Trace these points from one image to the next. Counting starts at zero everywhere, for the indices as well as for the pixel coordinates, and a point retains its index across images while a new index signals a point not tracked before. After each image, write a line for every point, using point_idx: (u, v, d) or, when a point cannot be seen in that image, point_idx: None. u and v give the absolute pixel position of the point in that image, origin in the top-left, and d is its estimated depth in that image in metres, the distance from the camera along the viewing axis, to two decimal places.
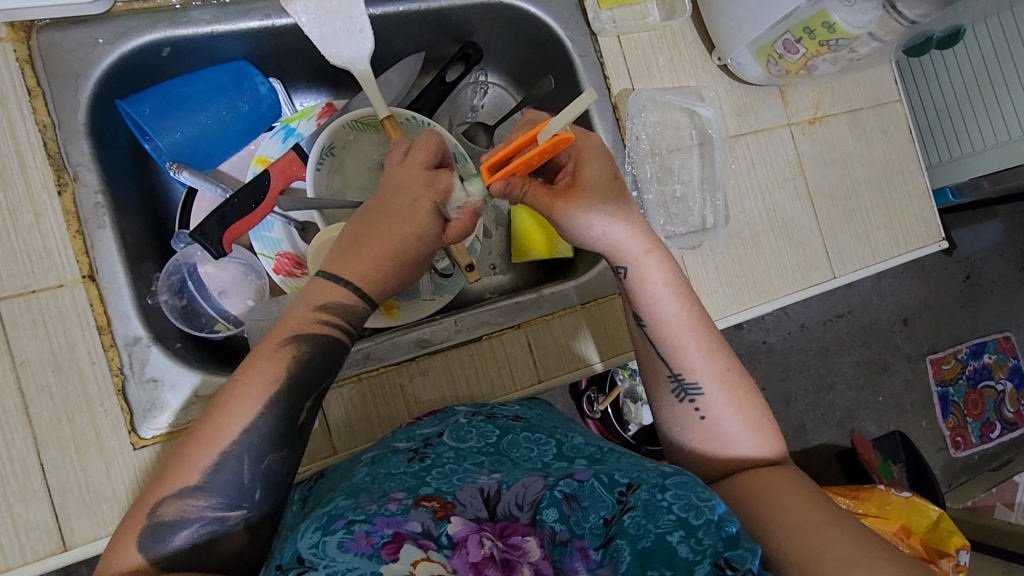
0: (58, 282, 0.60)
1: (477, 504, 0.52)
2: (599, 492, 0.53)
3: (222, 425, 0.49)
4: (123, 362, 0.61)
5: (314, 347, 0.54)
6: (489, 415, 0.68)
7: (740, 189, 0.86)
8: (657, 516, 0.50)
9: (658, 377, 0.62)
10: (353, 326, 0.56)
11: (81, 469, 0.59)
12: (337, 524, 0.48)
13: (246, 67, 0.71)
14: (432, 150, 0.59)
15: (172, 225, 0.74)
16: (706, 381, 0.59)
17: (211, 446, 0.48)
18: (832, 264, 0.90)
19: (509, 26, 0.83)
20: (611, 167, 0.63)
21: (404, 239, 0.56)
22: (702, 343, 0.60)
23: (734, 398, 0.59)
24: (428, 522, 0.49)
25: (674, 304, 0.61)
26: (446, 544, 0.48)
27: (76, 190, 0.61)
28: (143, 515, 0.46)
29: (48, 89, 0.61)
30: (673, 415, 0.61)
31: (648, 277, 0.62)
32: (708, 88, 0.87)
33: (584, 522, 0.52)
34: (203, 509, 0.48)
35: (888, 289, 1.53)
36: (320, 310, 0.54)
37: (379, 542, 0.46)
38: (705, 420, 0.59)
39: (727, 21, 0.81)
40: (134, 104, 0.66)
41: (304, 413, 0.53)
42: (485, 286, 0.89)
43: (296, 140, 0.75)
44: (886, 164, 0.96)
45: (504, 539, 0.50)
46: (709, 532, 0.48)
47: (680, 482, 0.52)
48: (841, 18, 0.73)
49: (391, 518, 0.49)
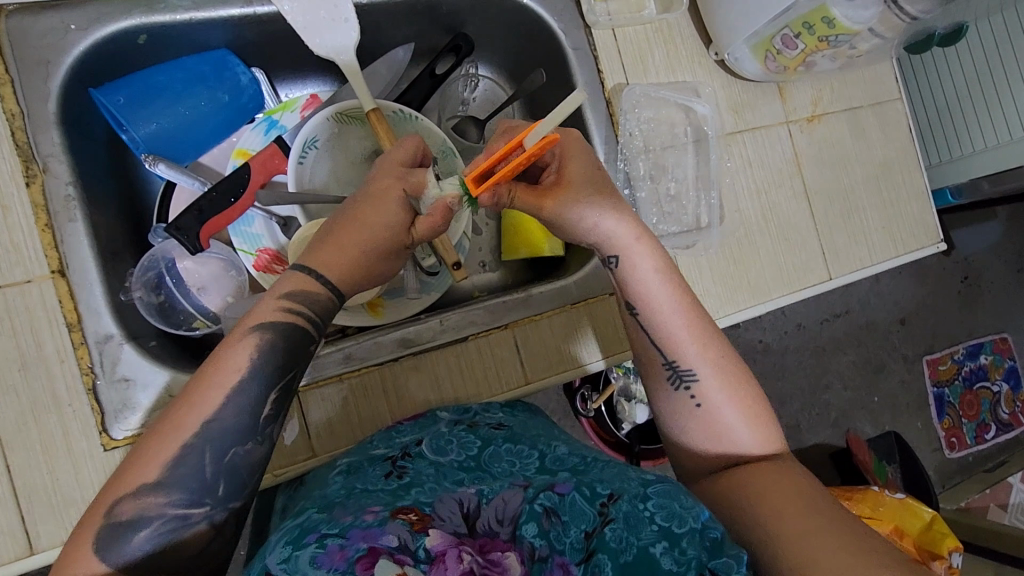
0: (26, 277, 0.58)
1: (457, 519, 0.50)
2: (579, 504, 0.52)
3: (188, 419, 0.47)
4: (93, 361, 0.59)
5: (279, 336, 0.51)
6: (471, 424, 0.67)
7: (736, 188, 0.84)
8: (639, 528, 0.49)
9: (652, 366, 0.60)
10: (318, 316, 0.54)
11: (50, 471, 0.57)
12: (309, 539, 0.47)
13: (227, 56, 0.68)
14: (411, 149, 0.59)
15: (150, 219, 0.72)
16: (701, 368, 0.58)
17: (175, 438, 0.46)
18: (828, 265, 0.89)
19: (500, 17, 0.80)
20: (594, 160, 0.62)
21: (372, 227, 0.55)
22: (695, 328, 0.59)
23: (729, 387, 0.58)
24: (404, 536, 0.46)
25: (666, 290, 0.60)
26: (423, 559, 0.45)
27: (46, 182, 0.59)
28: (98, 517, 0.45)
29: (16, 76, 0.59)
30: (667, 405, 0.59)
31: (635, 265, 0.60)
32: (704, 84, 0.85)
33: (565, 538, 0.50)
34: (166, 508, 0.46)
35: (885, 289, 1.52)
36: (286, 298, 0.53)
37: (354, 556, 0.44)
38: (702, 408, 0.58)
39: (726, 15, 0.79)
40: (108, 93, 0.64)
41: (269, 405, 0.50)
42: (474, 284, 0.87)
43: (278, 132, 0.73)
44: (885, 163, 0.94)
45: (484, 555, 0.47)
46: (693, 541, 0.46)
47: (662, 491, 0.51)
48: (841, 13, 0.71)
49: (367, 532, 0.46)
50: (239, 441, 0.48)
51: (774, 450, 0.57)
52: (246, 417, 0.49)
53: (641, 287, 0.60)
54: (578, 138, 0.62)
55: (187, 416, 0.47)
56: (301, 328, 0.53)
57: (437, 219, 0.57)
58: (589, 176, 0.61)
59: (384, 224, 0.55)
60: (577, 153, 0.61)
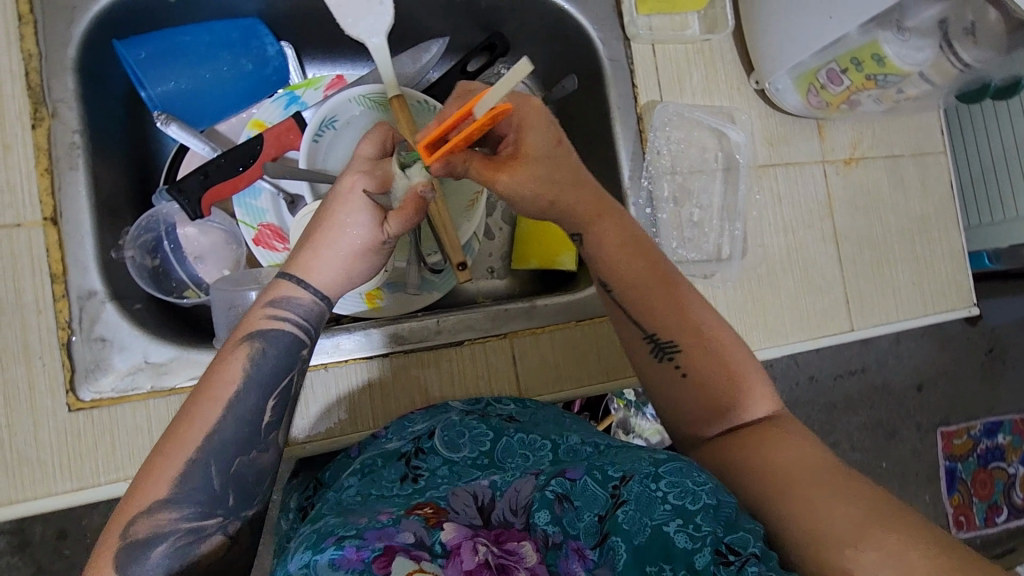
0: (16, 221, 0.56)
1: (470, 512, 0.48)
2: (591, 488, 0.47)
3: (188, 436, 0.46)
4: (72, 316, 0.56)
5: (270, 344, 0.50)
6: (483, 415, 0.63)
7: (762, 222, 0.80)
8: (651, 508, 0.44)
9: (632, 340, 0.57)
10: (306, 319, 0.52)
11: (8, 424, 0.54)
12: (326, 542, 0.43)
13: (257, 25, 0.67)
14: (377, 140, 0.56)
15: (157, 181, 0.70)
16: (681, 338, 0.55)
17: (178, 455, 0.45)
18: (851, 315, 0.84)
19: (538, 20, 0.78)
20: (554, 129, 0.55)
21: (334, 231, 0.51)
22: (671, 295, 0.56)
23: (714, 353, 0.55)
24: (420, 532, 0.44)
25: (635, 258, 0.57)
26: (440, 553, 0.43)
27: (53, 126, 0.57)
28: (115, 535, 0.44)
29: (40, 18, 0.58)
30: (653, 379, 0.56)
31: (603, 238, 0.57)
32: (740, 111, 0.82)
33: (578, 523, 0.46)
34: (175, 521, 0.45)
35: (905, 352, 1.45)
36: (269, 306, 0.50)
37: (370, 556, 0.41)
38: (689, 378, 0.54)
39: (770, 43, 0.76)
40: (130, 47, 0.62)
41: (269, 413, 0.49)
42: (479, 289, 0.84)
43: (298, 108, 0.71)
44: (921, 217, 0.90)
45: (499, 545, 0.45)
46: (707, 517, 0.43)
47: (676, 468, 0.46)
48: (892, 52, 0.68)
49: (382, 531, 0.44)
50: (242, 450, 0.47)
51: (771, 409, 0.53)
52: (249, 425, 0.48)
53: (620, 254, 0.57)
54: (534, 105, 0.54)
55: (186, 436, 0.46)
56: (290, 332, 0.51)
57: (410, 212, 0.52)
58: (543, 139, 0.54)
59: (349, 225, 0.51)
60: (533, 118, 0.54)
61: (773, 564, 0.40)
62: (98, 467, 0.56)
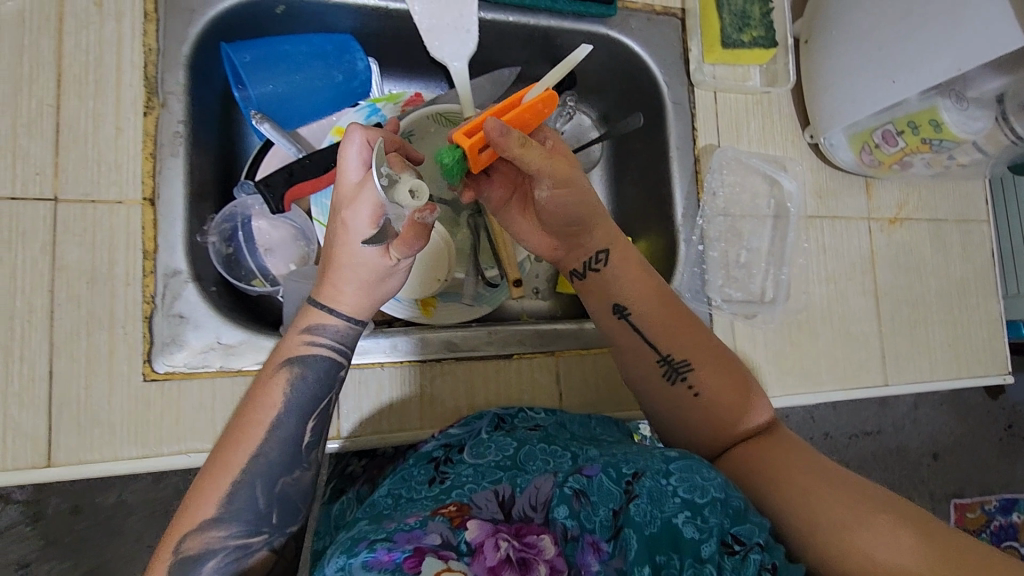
0: (118, 198, 0.59)
1: (493, 507, 0.51)
2: (606, 484, 0.50)
3: (235, 455, 0.51)
4: (156, 291, 0.60)
5: (307, 368, 0.55)
6: (510, 429, 0.64)
7: (808, 271, 0.83)
8: (663, 502, 0.48)
9: (646, 363, 0.62)
10: (340, 344, 0.56)
11: (86, 387, 0.57)
12: (359, 546, 0.46)
13: (351, 41, 0.72)
14: (354, 161, 0.53)
15: (239, 174, 0.75)
16: (692, 358, 0.61)
17: (226, 476, 0.50)
18: (887, 370, 0.85)
19: (609, 58, 0.82)
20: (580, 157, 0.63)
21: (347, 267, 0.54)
22: (679, 320, 0.62)
23: (720, 373, 0.60)
24: (445, 533, 0.47)
25: (645, 283, 0.63)
26: (465, 552, 0.46)
27: (161, 115, 0.61)
28: (169, 550, 0.49)
29: (163, 17, 0.62)
30: (666, 400, 0.61)
31: (623, 257, 0.64)
32: (793, 161, 0.85)
33: (594, 517, 0.48)
34: (225, 538, 0.50)
35: (921, 418, 1.43)
36: (305, 334, 0.55)
37: (401, 557, 0.43)
38: (701, 398, 0.60)
39: (829, 100, 0.80)
40: (236, 49, 0.67)
41: (309, 433, 0.54)
42: (524, 308, 0.86)
43: (377, 120, 0.74)
44: (961, 283, 0.91)
45: (519, 539, 0.47)
46: (716, 510, 0.47)
47: (685, 465, 0.50)
48: (951, 119, 0.70)
49: (410, 534, 0.46)
50: (286, 470, 0.52)
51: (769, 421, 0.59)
52: (293, 445, 0.53)
53: (636, 275, 0.63)
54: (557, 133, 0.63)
55: (232, 455, 0.51)
56: (328, 358, 0.56)
57: (411, 238, 0.52)
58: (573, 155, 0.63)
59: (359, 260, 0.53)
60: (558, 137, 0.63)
61: (776, 554, 0.46)
62: (162, 437, 0.58)
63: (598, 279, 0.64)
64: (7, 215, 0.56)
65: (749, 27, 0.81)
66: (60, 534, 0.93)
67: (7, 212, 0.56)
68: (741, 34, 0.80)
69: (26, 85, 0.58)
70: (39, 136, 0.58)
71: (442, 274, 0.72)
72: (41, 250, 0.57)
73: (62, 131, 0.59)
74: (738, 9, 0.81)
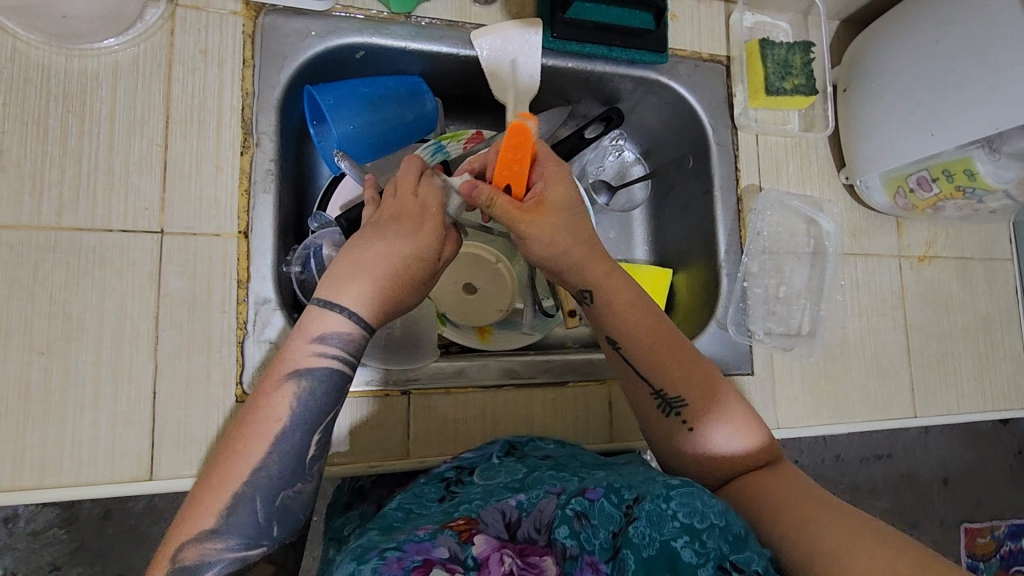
0: (216, 231, 0.64)
1: (499, 526, 0.53)
2: (607, 508, 0.52)
3: (237, 469, 0.52)
4: (248, 318, 0.64)
5: (314, 381, 0.56)
6: (521, 455, 0.67)
7: (843, 307, 0.87)
8: (662, 524, 0.49)
9: (641, 396, 0.65)
10: (348, 353, 0.57)
11: (184, 407, 0.61)
12: (370, 554, 0.49)
13: (421, 83, 0.77)
14: (414, 170, 0.64)
15: (311, 206, 0.79)
16: (687, 393, 0.63)
17: (225, 488, 0.51)
18: (916, 403, 0.89)
19: (657, 101, 0.87)
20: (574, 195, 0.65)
21: (387, 264, 0.59)
22: (678, 353, 0.64)
23: (713, 408, 0.63)
24: (454, 546, 0.50)
25: (642, 319, 0.65)
26: (471, 566, 0.48)
27: (255, 154, 0.66)
28: (167, 557, 0.49)
29: (258, 63, 0.68)
30: (661, 431, 0.64)
31: (613, 295, 0.65)
32: (830, 203, 0.89)
33: (594, 539, 0.50)
34: (221, 551, 0.50)
35: (932, 442, 1.45)
36: (315, 345, 0.56)
37: (410, 565, 0.47)
38: (694, 431, 0.62)
39: (867, 146, 0.84)
40: (321, 92, 0.71)
41: (312, 448, 0.55)
42: (567, 336, 0.86)
43: (442, 156, 0.79)
44: (987, 318, 0.95)
45: (522, 558, 0.50)
46: (713, 535, 0.48)
47: (685, 491, 0.51)
48: (985, 169, 0.75)
49: (420, 545, 0.50)
50: (287, 483, 0.54)
51: (766, 454, 0.61)
52: (295, 459, 0.54)
53: (633, 311, 0.65)
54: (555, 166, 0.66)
55: (234, 467, 0.52)
56: (336, 371, 0.57)
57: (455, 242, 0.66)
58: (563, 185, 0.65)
59: (403, 255, 0.59)
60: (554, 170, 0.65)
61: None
62: None
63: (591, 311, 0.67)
64: (119, 246, 0.61)
65: (791, 75, 0.84)
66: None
67: (119, 244, 0.61)
68: (784, 82, 0.84)
69: (138, 126, 0.63)
70: (148, 174, 0.63)
71: (504, 305, 0.78)
72: (148, 279, 0.62)
73: (168, 168, 0.64)
74: (782, 58, 0.84)
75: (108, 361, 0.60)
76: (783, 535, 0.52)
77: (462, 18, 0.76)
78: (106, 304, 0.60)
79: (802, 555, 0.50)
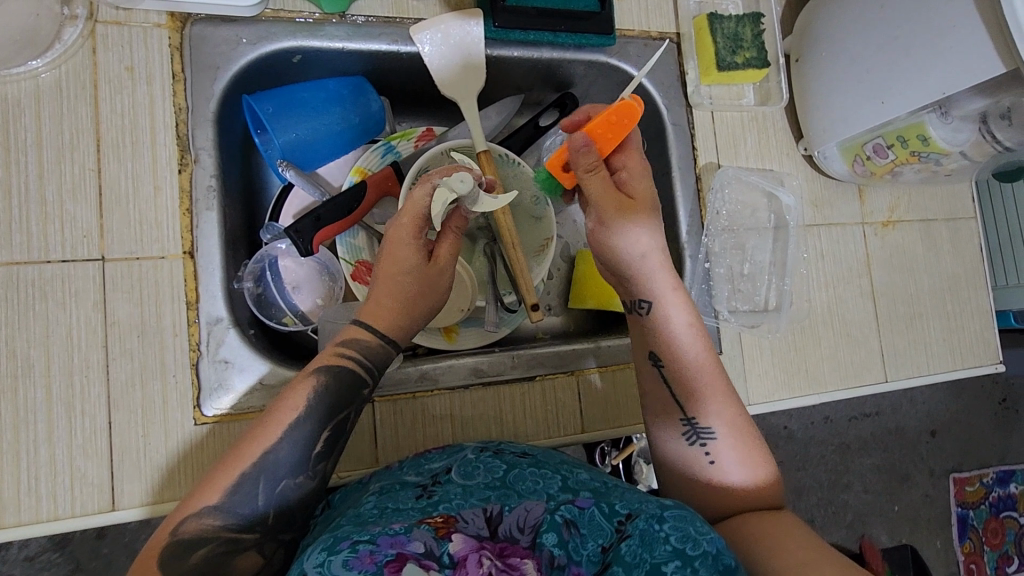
0: (160, 254, 0.63)
1: (479, 522, 0.51)
2: (597, 519, 0.53)
3: (252, 449, 0.55)
4: (201, 339, 0.63)
5: (332, 378, 0.59)
6: (497, 450, 0.63)
7: (809, 278, 0.87)
8: (654, 547, 0.49)
9: (668, 419, 0.66)
10: (368, 360, 0.62)
11: (143, 435, 0.60)
12: (342, 545, 0.46)
13: (365, 83, 0.75)
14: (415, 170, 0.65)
15: (263, 217, 0.78)
16: (717, 427, 0.64)
17: (234, 468, 0.54)
18: (887, 367, 0.90)
19: (610, 84, 0.86)
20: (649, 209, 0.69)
21: (395, 278, 0.62)
22: (717, 386, 0.65)
23: (741, 448, 0.63)
24: (430, 542, 0.48)
25: (693, 346, 0.67)
26: (447, 564, 0.46)
27: (194, 171, 0.65)
28: (169, 528, 0.51)
29: (189, 76, 0.66)
30: (680, 458, 0.64)
31: (668, 316, 0.67)
32: (790, 176, 0.89)
33: (582, 550, 0.51)
34: (218, 528, 0.52)
35: (916, 399, 1.46)
36: (336, 346, 0.61)
37: (383, 561, 0.45)
38: (714, 464, 0.62)
39: (822, 117, 0.84)
40: (259, 101, 0.70)
41: (321, 442, 0.57)
42: (539, 326, 0.88)
43: (393, 157, 0.78)
44: (953, 278, 0.95)
45: (502, 559, 0.48)
46: (705, 563, 0.47)
47: (679, 515, 0.51)
48: (938, 135, 0.75)
49: (394, 539, 0.47)
50: (291, 474, 0.55)
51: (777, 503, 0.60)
52: (298, 450, 0.56)
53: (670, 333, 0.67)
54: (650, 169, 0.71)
55: (247, 448, 0.54)
56: (352, 372, 0.60)
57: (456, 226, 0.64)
58: (648, 205, 0.69)
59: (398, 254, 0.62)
60: (646, 176, 0.70)
61: None
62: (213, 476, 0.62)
63: (637, 324, 0.69)
64: (59, 277, 0.60)
65: (742, 48, 0.83)
66: (86, 559, 0.98)
67: (61, 275, 0.60)
68: (735, 56, 0.83)
69: (68, 152, 0.62)
70: (83, 201, 0.62)
71: (464, 304, 0.76)
72: (94, 308, 0.60)
73: (104, 193, 0.62)
74: (731, 32, 0.83)
75: (59, 396, 0.59)
76: (757, 554, 0.53)
77: (399, 13, 0.74)
78: (52, 338, 0.59)
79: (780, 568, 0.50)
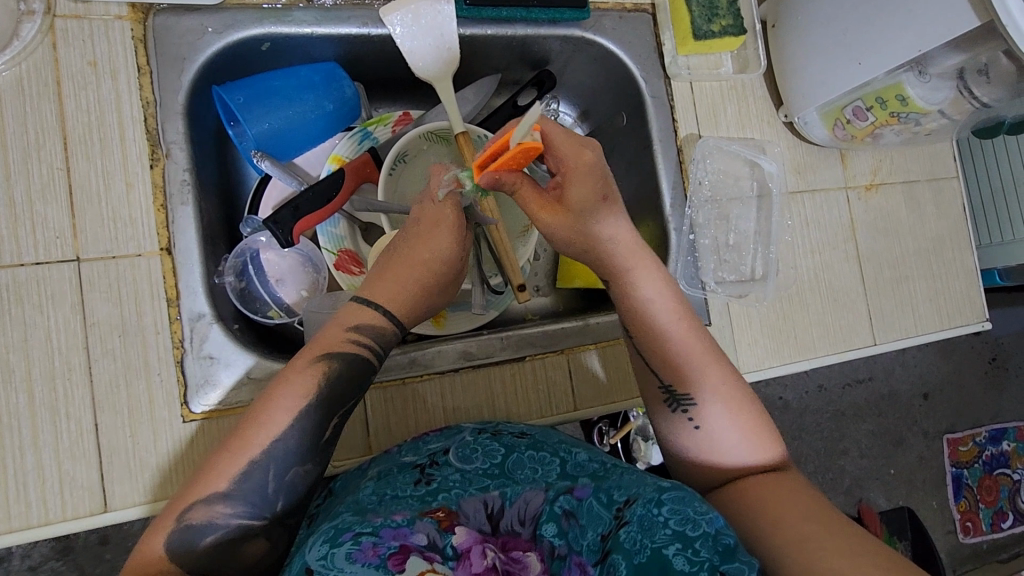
0: (137, 251, 0.62)
1: (480, 517, 0.52)
2: (596, 509, 0.53)
3: (258, 435, 0.54)
4: (184, 336, 0.62)
5: (345, 365, 0.59)
6: (495, 431, 0.62)
7: (795, 246, 0.87)
8: (653, 531, 0.48)
9: (651, 391, 0.66)
10: (379, 346, 0.62)
11: (131, 435, 0.60)
12: (344, 536, 0.46)
13: (337, 69, 0.73)
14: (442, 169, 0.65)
15: (242, 211, 0.77)
16: (697, 393, 0.63)
17: (242, 456, 0.53)
18: (875, 330, 0.90)
19: (587, 59, 0.85)
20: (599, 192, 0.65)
21: (426, 266, 0.64)
22: (694, 351, 0.65)
23: (726, 411, 0.62)
24: (432, 534, 0.48)
25: (665, 315, 0.66)
26: (451, 556, 0.47)
27: (166, 166, 0.63)
28: (173, 517, 0.50)
29: (155, 68, 0.64)
30: (667, 426, 0.65)
31: (638, 289, 0.67)
32: (771, 143, 0.89)
33: (582, 539, 0.51)
34: (228, 517, 0.52)
35: (907, 362, 1.47)
36: (348, 331, 0.61)
37: (386, 553, 0.44)
38: (700, 430, 0.62)
39: (800, 83, 0.83)
40: (229, 91, 0.68)
41: (328, 431, 0.58)
42: (528, 307, 0.88)
43: (370, 143, 0.77)
44: (938, 238, 0.96)
45: (506, 552, 0.49)
46: (706, 544, 0.46)
47: (677, 496, 0.50)
48: (915, 94, 0.75)
49: (397, 531, 0.47)
50: (295, 467, 0.55)
51: (773, 462, 0.60)
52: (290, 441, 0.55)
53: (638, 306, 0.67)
54: (591, 162, 0.63)
55: (257, 434, 0.54)
56: (363, 356, 0.61)
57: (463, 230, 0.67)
58: (587, 207, 0.65)
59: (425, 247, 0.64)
60: (586, 177, 0.63)
61: None
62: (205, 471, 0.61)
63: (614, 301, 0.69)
64: (34, 280, 0.59)
65: (718, 16, 0.82)
66: (89, 565, 0.97)
67: (35, 278, 0.59)
68: (710, 24, 0.82)
69: (35, 153, 0.61)
70: (54, 202, 0.61)
71: None
72: (71, 310, 0.60)
73: (74, 193, 0.61)
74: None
75: (43, 400, 0.58)
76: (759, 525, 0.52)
77: None
78: (30, 342, 0.58)
79: (781, 538, 0.50)
